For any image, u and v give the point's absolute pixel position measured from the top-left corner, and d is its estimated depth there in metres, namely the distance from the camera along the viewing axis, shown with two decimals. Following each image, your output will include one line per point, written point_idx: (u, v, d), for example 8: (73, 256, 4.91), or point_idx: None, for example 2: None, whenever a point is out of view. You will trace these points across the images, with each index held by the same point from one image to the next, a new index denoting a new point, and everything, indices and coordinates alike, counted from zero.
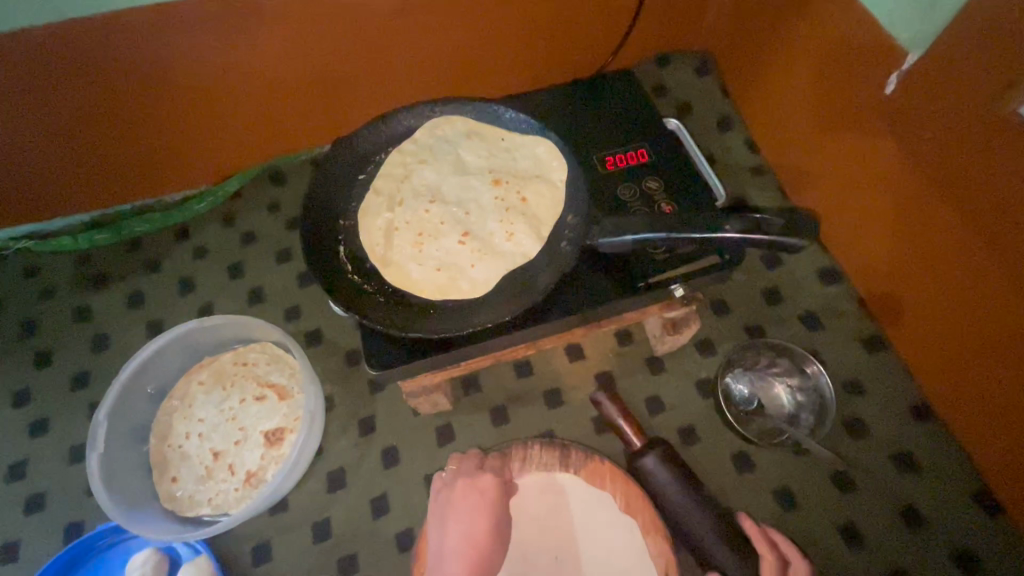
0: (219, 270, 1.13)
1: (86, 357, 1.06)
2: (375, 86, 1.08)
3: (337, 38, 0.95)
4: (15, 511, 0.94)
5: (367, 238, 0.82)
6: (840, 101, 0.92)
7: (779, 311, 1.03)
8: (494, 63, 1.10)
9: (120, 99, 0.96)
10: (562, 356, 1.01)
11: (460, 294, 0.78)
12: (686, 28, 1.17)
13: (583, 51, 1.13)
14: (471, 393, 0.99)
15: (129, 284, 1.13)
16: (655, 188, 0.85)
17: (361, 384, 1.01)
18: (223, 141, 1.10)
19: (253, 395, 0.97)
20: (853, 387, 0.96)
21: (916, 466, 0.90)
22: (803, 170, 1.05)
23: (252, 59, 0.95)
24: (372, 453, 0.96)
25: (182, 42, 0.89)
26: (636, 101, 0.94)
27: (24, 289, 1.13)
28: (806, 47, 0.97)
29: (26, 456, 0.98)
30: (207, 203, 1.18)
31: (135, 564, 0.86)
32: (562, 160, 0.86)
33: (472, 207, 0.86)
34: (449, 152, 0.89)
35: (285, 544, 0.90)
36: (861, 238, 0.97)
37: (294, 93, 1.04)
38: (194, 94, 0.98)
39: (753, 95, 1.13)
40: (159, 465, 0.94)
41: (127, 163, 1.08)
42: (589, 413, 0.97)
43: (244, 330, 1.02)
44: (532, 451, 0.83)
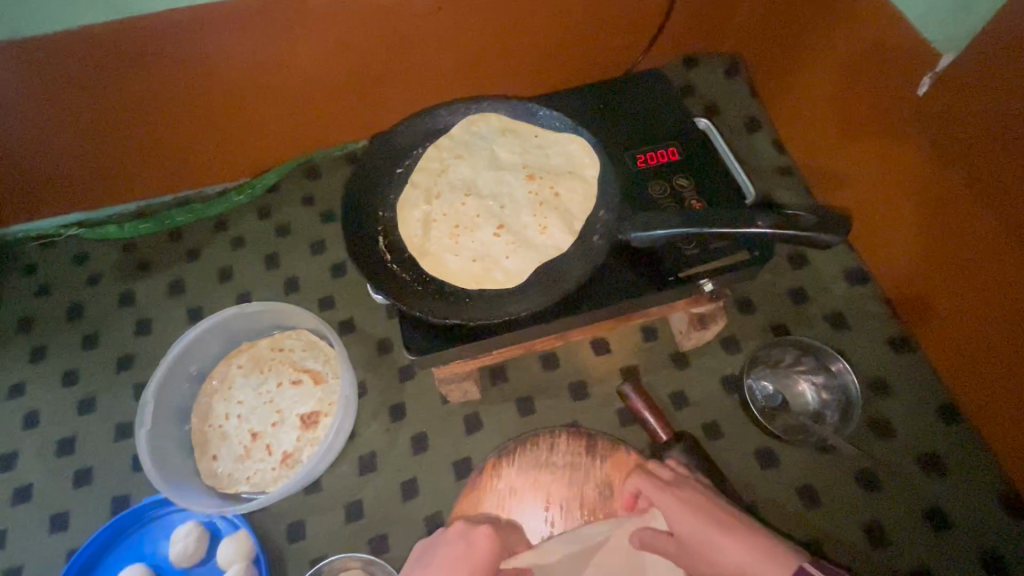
0: (257, 259, 1.18)
1: (130, 341, 1.11)
2: (410, 85, 1.11)
3: (376, 37, 0.99)
4: (64, 484, 0.99)
5: (404, 228, 0.85)
6: (871, 104, 0.93)
7: (805, 310, 1.04)
8: (526, 64, 1.13)
9: (169, 94, 1.00)
10: (588, 350, 1.03)
11: (494, 284, 0.80)
12: (715, 29, 1.19)
13: (614, 52, 1.15)
14: (498, 383, 1.02)
15: (172, 272, 1.17)
16: (685, 185, 0.87)
17: (392, 372, 1.05)
18: (263, 136, 1.15)
19: (290, 378, 1.01)
20: (879, 387, 0.96)
21: (943, 467, 0.90)
22: (833, 171, 1.06)
23: (298, 57, 1.00)
24: (403, 439, 0.99)
25: (232, 40, 0.94)
26: (667, 100, 0.96)
27: (73, 274, 1.18)
28: (836, 49, 0.98)
29: (74, 432, 1.03)
30: (246, 195, 1.22)
31: (178, 537, 0.90)
32: (594, 157, 0.88)
33: (505, 201, 0.88)
34: (485, 148, 0.92)
35: (318, 523, 0.94)
36: (891, 240, 0.97)
37: (333, 89, 1.08)
38: (240, 90, 1.03)
39: (782, 96, 1.15)
40: (201, 443, 0.98)
41: (171, 155, 1.13)
42: (613, 405, 0.99)
43: (282, 317, 1.06)
44: (559, 441, 0.78)
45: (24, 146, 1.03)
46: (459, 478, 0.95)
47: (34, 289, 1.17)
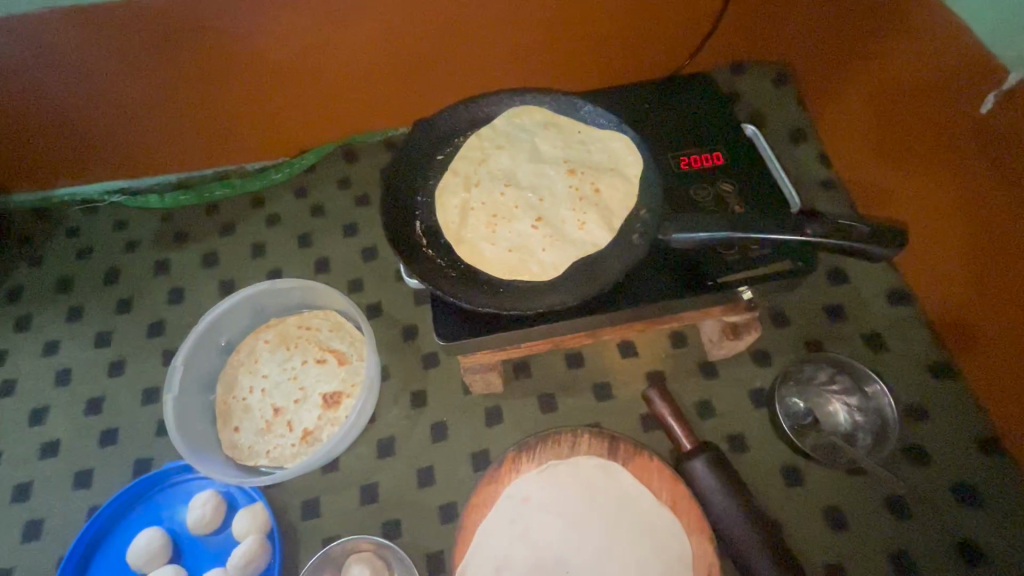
0: (290, 237, 1.19)
1: (162, 308, 1.13)
2: (454, 75, 1.12)
3: (425, 24, 1.00)
4: (89, 443, 1.01)
5: (442, 214, 0.85)
6: (928, 120, 0.90)
7: (842, 329, 1.01)
8: (571, 61, 1.12)
9: (216, 68, 1.02)
10: (614, 351, 1.02)
11: (529, 276, 0.80)
12: (767, 36, 1.16)
13: (661, 52, 1.14)
14: (521, 378, 1.01)
15: (207, 245, 1.19)
16: (729, 190, 0.85)
17: (415, 359, 1.04)
18: (304, 116, 1.16)
19: (315, 357, 1.02)
20: (916, 413, 0.93)
21: (980, 501, 0.86)
22: (880, 189, 1.03)
23: (346, 40, 1.01)
24: (422, 426, 0.98)
25: (283, 20, 0.95)
26: (714, 105, 0.94)
27: (112, 239, 1.21)
28: (892, 63, 0.95)
29: (103, 393, 1.05)
30: (283, 174, 1.23)
31: (196, 504, 0.90)
32: (637, 155, 0.87)
33: (545, 194, 0.88)
34: (527, 140, 0.91)
35: (333, 502, 0.94)
36: (938, 263, 0.94)
37: (378, 74, 1.08)
38: (286, 68, 1.04)
39: (832, 108, 1.12)
40: (223, 414, 0.99)
41: (214, 129, 1.15)
42: (637, 409, 0.97)
43: (312, 297, 1.07)
44: (581, 440, 0.85)
45: (77, 110, 1.06)
46: (476, 470, 0.94)
47: (74, 251, 1.20)
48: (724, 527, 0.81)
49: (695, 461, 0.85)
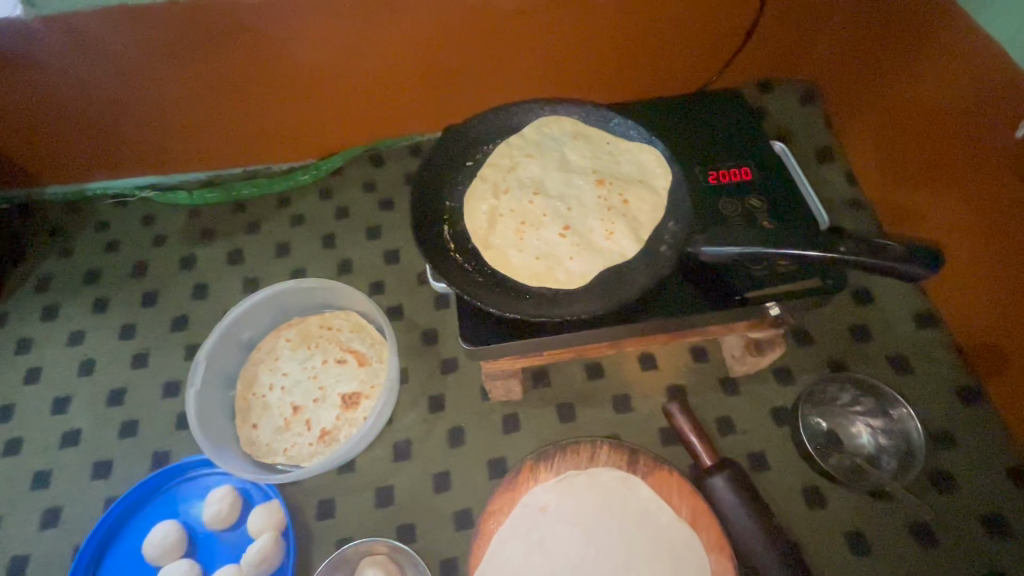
0: (314, 238, 1.20)
1: (186, 303, 1.14)
2: (483, 84, 1.13)
3: (457, 35, 1.02)
4: (110, 434, 1.01)
5: (470, 220, 0.86)
6: (960, 142, 0.90)
7: (866, 350, 0.99)
8: (600, 72, 1.13)
9: (251, 70, 1.04)
10: (634, 363, 1.01)
11: (556, 284, 0.80)
12: (795, 55, 1.17)
13: (688, 67, 1.15)
14: (540, 386, 1.01)
15: (232, 242, 1.21)
16: (757, 206, 0.85)
17: (434, 363, 1.04)
18: (334, 119, 1.18)
19: (335, 357, 1.03)
20: (943, 438, 0.91)
21: (1008, 531, 0.84)
22: (909, 210, 1.02)
23: (379, 46, 1.02)
24: (440, 430, 0.98)
25: (318, 26, 0.97)
26: (743, 121, 0.95)
27: (140, 233, 1.23)
28: (922, 85, 0.95)
29: (125, 385, 1.06)
30: (310, 175, 1.25)
31: (213, 499, 0.91)
32: (666, 168, 0.87)
33: (573, 204, 0.88)
34: (556, 150, 0.92)
35: (348, 503, 0.93)
36: (966, 286, 0.93)
37: (408, 80, 1.10)
38: (319, 71, 1.06)
39: (860, 128, 1.12)
40: (243, 410, 0.99)
41: (246, 129, 1.17)
42: (656, 423, 0.96)
43: (334, 298, 1.08)
44: (600, 450, 0.85)
45: (116, 106, 1.09)
46: (492, 477, 0.94)
47: (102, 244, 1.22)
48: (745, 546, 0.80)
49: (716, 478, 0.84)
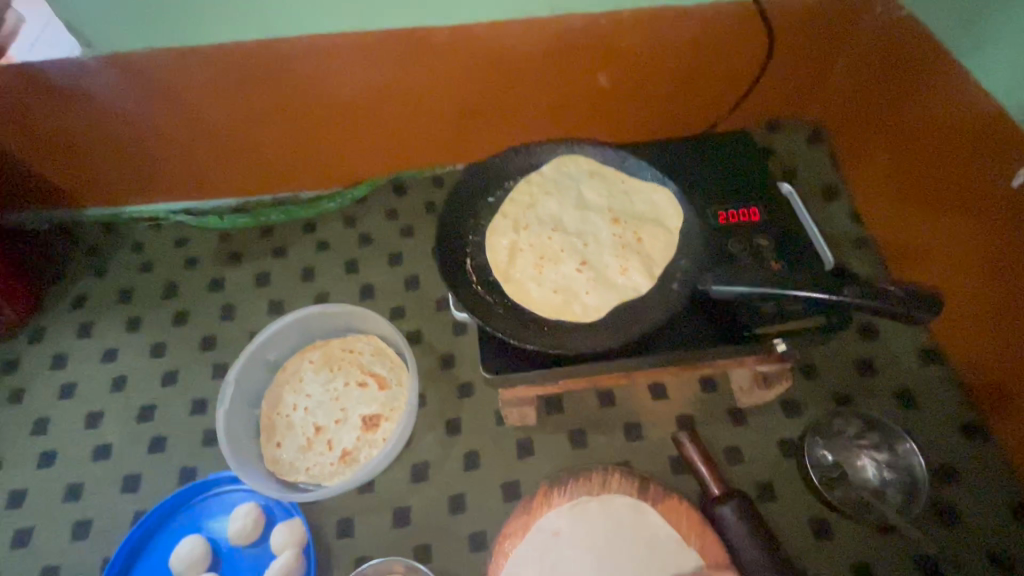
0: (338, 263, 1.25)
1: (215, 323, 1.19)
2: (503, 121, 1.19)
3: (481, 76, 1.09)
4: (140, 449, 1.06)
5: (492, 253, 0.90)
6: (961, 187, 0.94)
7: (872, 384, 1.02)
8: (614, 112, 1.19)
9: (288, 105, 1.11)
10: (645, 393, 1.04)
11: (573, 317, 0.84)
12: (802, 98, 1.22)
13: (699, 108, 1.20)
14: (554, 413, 1.04)
15: (260, 265, 1.26)
16: (765, 245, 0.89)
17: (451, 387, 1.08)
18: (362, 151, 1.24)
19: (357, 380, 1.07)
20: (948, 474, 0.94)
21: (1013, 568, 0.86)
22: (913, 249, 1.06)
23: (408, 85, 1.10)
24: (456, 453, 1.02)
25: (355, 66, 1.05)
26: (751, 163, 1.00)
27: (172, 255, 1.28)
28: (923, 132, 1.00)
29: (155, 402, 1.10)
30: (336, 203, 1.31)
31: (238, 515, 0.94)
32: (678, 208, 0.92)
33: (590, 240, 0.93)
34: (573, 188, 0.97)
35: (367, 522, 0.97)
36: (970, 326, 0.96)
37: (434, 116, 1.17)
38: (351, 107, 1.13)
39: (865, 169, 1.16)
40: (267, 429, 1.04)
41: (278, 159, 1.24)
42: (666, 452, 0.99)
43: (356, 322, 1.13)
44: (612, 478, 0.88)
45: (159, 137, 1.15)
46: (507, 501, 0.97)
47: (136, 265, 1.27)
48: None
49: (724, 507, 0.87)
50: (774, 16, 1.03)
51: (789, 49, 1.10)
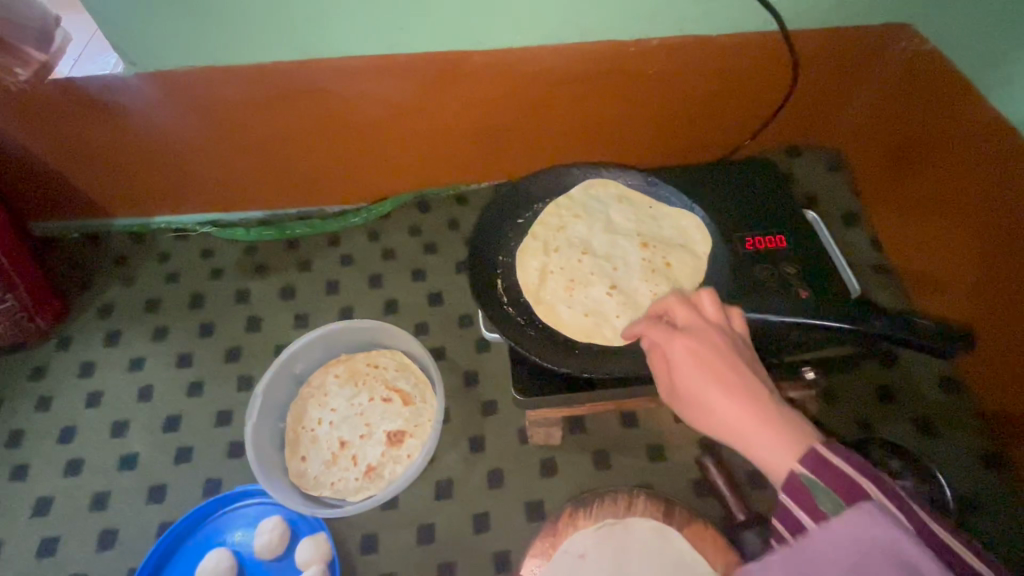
0: (362, 277, 1.27)
1: (240, 335, 1.21)
2: (530, 142, 1.21)
3: (511, 99, 1.11)
4: (165, 460, 1.06)
5: (523, 275, 0.92)
6: (984, 220, 0.95)
7: (893, 412, 1.03)
8: (639, 135, 1.21)
9: (320, 123, 1.13)
10: (668, 415, 1.05)
11: (603, 340, 0.86)
12: (824, 125, 1.24)
13: (722, 132, 1.22)
14: (577, 433, 1.05)
15: (284, 279, 1.28)
16: (792, 273, 0.90)
17: (475, 404, 1.09)
18: (389, 168, 1.26)
19: (381, 395, 1.08)
20: (969, 504, 0.94)
21: None
22: (935, 278, 1.07)
23: (438, 105, 1.12)
24: (479, 471, 1.02)
25: (388, 86, 1.07)
26: (777, 190, 1.01)
27: (198, 266, 1.30)
28: (946, 163, 1.02)
29: (181, 413, 1.11)
30: (361, 218, 1.32)
31: (265, 528, 0.95)
32: (706, 236, 0.95)
33: (619, 264, 0.94)
34: (601, 211, 0.99)
35: (391, 539, 0.97)
36: (993, 357, 0.96)
37: (462, 136, 1.19)
38: (381, 126, 1.15)
39: (886, 197, 1.18)
40: (292, 443, 1.04)
41: (305, 175, 1.25)
42: (689, 475, 1.00)
43: (381, 337, 1.14)
44: (637, 502, 0.89)
45: (191, 152, 1.17)
46: (531, 520, 0.98)
47: (162, 275, 1.29)
48: None
49: (704, 291, 0.67)
50: (801, 46, 1.05)
51: (813, 78, 1.12)
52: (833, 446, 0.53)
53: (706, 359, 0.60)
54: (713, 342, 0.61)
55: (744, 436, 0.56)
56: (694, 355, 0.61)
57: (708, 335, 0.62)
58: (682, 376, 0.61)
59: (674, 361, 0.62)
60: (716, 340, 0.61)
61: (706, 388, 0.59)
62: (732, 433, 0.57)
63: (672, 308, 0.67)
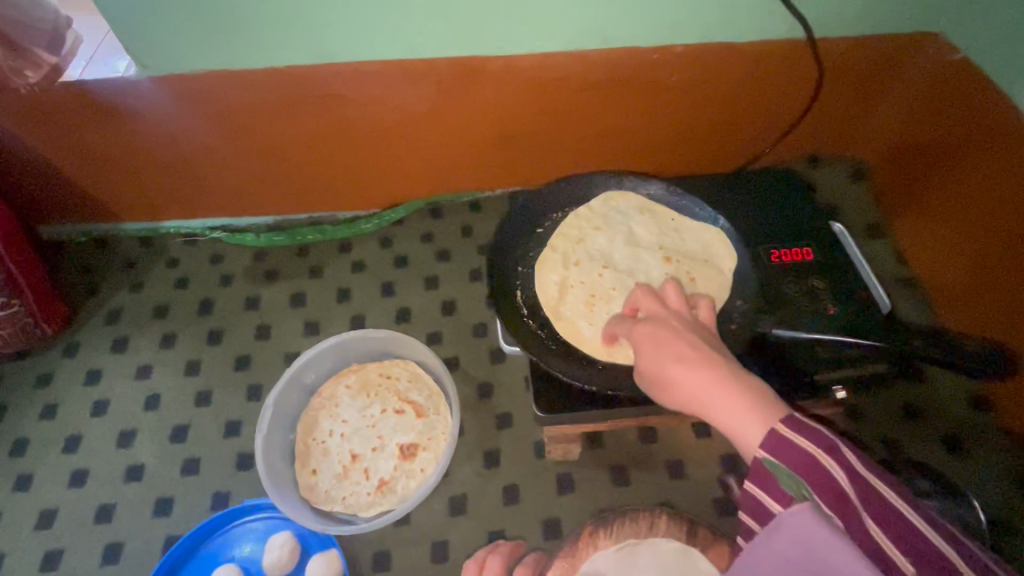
0: (374, 285, 1.25)
1: (249, 343, 1.18)
2: (547, 149, 1.19)
3: (529, 105, 1.09)
4: (173, 471, 1.04)
5: (543, 289, 0.90)
6: (1013, 234, 0.93)
7: (921, 430, 1.00)
8: (658, 143, 1.19)
9: (333, 128, 1.11)
10: (688, 430, 1.02)
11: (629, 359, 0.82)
12: (847, 135, 1.22)
13: (742, 141, 1.20)
14: (594, 448, 1.02)
15: (295, 286, 1.25)
16: (820, 287, 0.88)
17: (490, 417, 1.07)
18: (402, 175, 1.24)
19: (394, 407, 1.05)
20: (1001, 528, 0.91)
21: None
22: (962, 293, 1.05)
23: (454, 111, 1.09)
24: (495, 487, 1.00)
25: (403, 92, 1.05)
26: (803, 202, 1.00)
27: (207, 272, 1.28)
28: (974, 176, 0.99)
29: (188, 422, 1.09)
30: (373, 224, 1.30)
31: (275, 544, 0.93)
32: (730, 250, 0.91)
33: (641, 279, 0.91)
34: (622, 224, 0.97)
35: (404, 556, 0.95)
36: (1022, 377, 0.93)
37: (478, 143, 1.17)
38: (396, 132, 1.13)
39: (911, 209, 1.15)
40: (303, 455, 1.02)
41: (316, 181, 1.23)
42: (710, 493, 0.97)
43: (394, 347, 1.12)
44: (659, 521, 0.86)
45: (201, 156, 1.15)
46: (548, 538, 0.95)
47: (171, 281, 1.26)
48: None
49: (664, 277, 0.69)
50: (827, 54, 1.03)
51: (837, 86, 1.10)
52: (794, 423, 0.52)
53: (664, 340, 0.61)
54: (670, 325, 0.63)
55: (706, 410, 0.57)
56: (654, 337, 0.63)
57: (665, 321, 0.64)
58: (644, 358, 0.62)
59: (638, 345, 0.64)
60: (673, 323, 0.63)
61: (667, 368, 0.59)
62: (695, 408, 0.58)
63: (640, 300, 0.70)
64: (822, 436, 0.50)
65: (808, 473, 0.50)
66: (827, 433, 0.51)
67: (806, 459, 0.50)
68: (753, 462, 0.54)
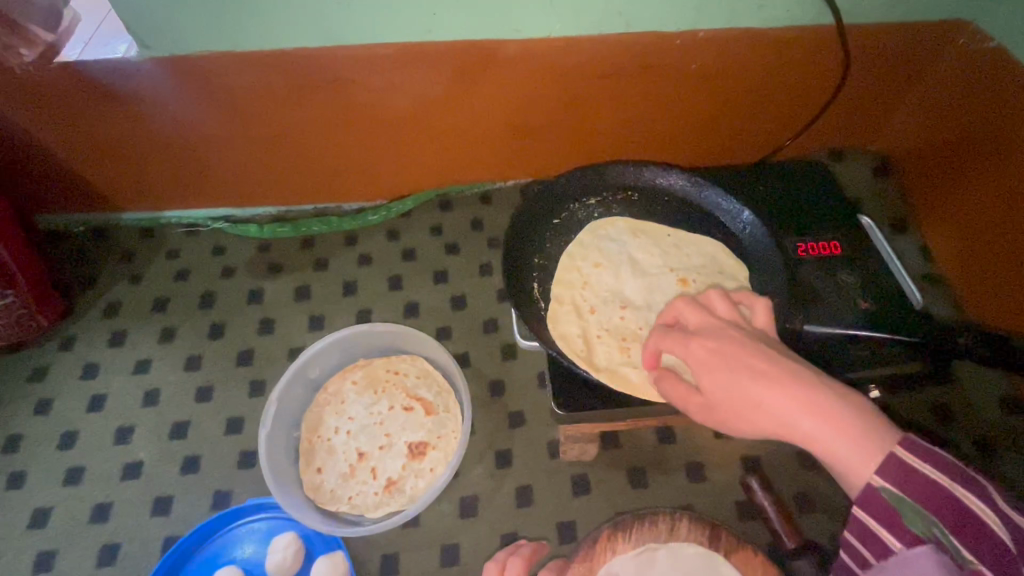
0: (381, 279, 1.21)
1: (252, 337, 1.14)
2: (561, 139, 1.15)
3: (544, 93, 1.05)
4: (172, 469, 1.00)
5: (568, 347, 0.84)
6: None
7: (951, 433, 0.96)
8: (676, 134, 1.16)
9: (342, 115, 1.07)
10: (707, 431, 0.99)
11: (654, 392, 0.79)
12: (870, 127, 1.18)
13: (761, 133, 1.16)
14: (610, 448, 0.98)
15: (299, 278, 1.22)
16: (850, 282, 0.85)
17: (501, 416, 1.03)
18: (412, 164, 1.20)
19: (402, 404, 1.01)
20: None
21: None
22: (991, 289, 1.01)
23: (468, 98, 1.06)
24: (507, 488, 0.96)
25: (415, 78, 1.01)
26: (829, 193, 0.96)
27: (209, 264, 1.24)
28: (1004, 169, 0.96)
29: (188, 419, 1.05)
30: (380, 216, 1.26)
31: (277, 546, 0.89)
32: (736, 260, 0.90)
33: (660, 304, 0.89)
34: (621, 252, 0.94)
35: (412, 560, 0.91)
36: None
37: (491, 132, 1.13)
38: (407, 119, 1.09)
39: (936, 203, 1.12)
40: (307, 453, 0.98)
41: (323, 170, 1.20)
42: (731, 496, 0.94)
43: (403, 342, 1.08)
44: (681, 525, 0.80)
45: (205, 143, 1.11)
46: (562, 541, 0.91)
47: (171, 273, 1.22)
48: None
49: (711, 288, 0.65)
50: (856, 42, 0.99)
51: (863, 76, 1.06)
52: (914, 447, 0.51)
53: (739, 359, 0.56)
54: (733, 339, 0.59)
55: (803, 437, 0.54)
56: (722, 354, 0.57)
57: (722, 334, 0.60)
58: (717, 381, 0.57)
59: (698, 364, 0.59)
60: (735, 337, 0.59)
61: (750, 392, 0.55)
62: (788, 434, 0.54)
63: (682, 312, 0.65)
64: (950, 463, 0.50)
65: (934, 502, 0.50)
66: (949, 459, 0.51)
67: (932, 487, 0.50)
68: (862, 490, 0.52)
